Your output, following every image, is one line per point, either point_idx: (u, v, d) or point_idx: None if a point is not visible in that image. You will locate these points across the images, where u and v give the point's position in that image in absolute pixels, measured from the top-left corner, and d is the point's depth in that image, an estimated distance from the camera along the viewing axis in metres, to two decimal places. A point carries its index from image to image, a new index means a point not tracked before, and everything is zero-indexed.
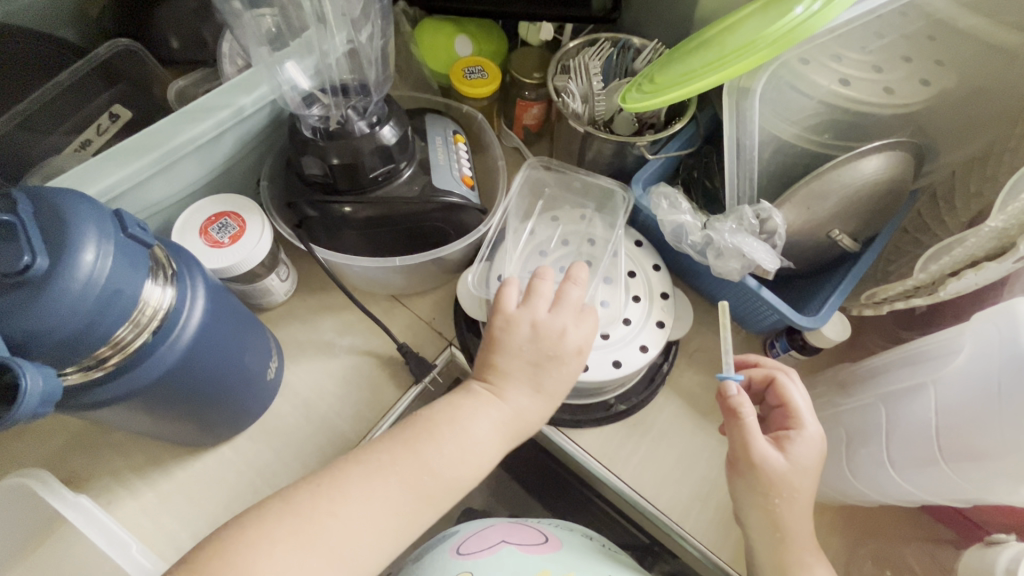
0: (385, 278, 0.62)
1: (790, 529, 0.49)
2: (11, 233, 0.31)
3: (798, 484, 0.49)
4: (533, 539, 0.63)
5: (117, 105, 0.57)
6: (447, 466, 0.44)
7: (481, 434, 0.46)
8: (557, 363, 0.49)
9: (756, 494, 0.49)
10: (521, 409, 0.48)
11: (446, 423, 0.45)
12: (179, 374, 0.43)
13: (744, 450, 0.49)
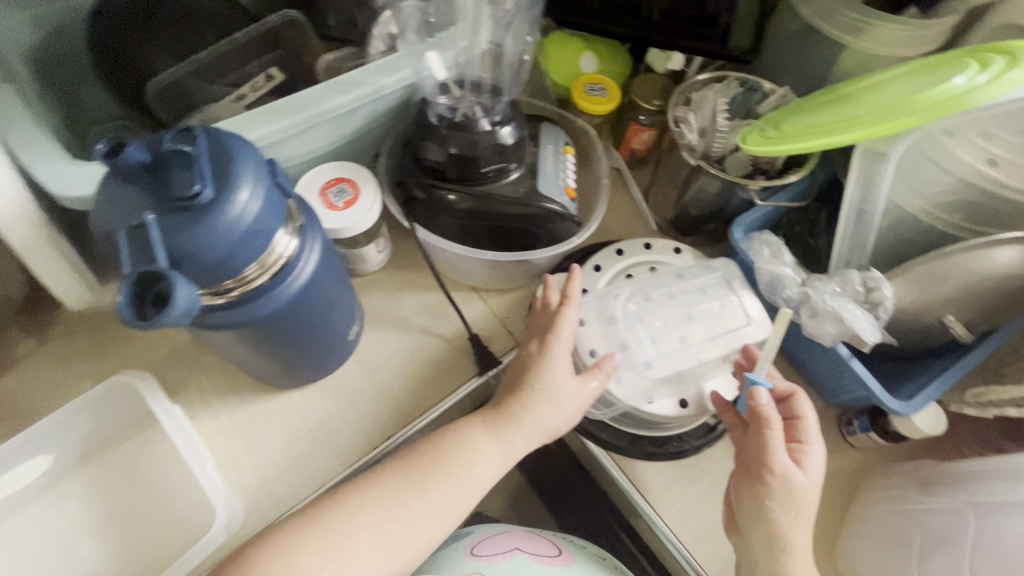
0: (471, 268, 0.65)
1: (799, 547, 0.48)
2: (189, 161, 0.35)
3: (811, 500, 0.49)
4: (543, 550, 0.62)
5: (274, 68, 0.63)
6: (440, 488, 0.50)
7: (463, 454, 0.51)
8: (547, 394, 0.53)
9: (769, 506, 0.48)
10: (521, 445, 0.53)
11: (456, 444, 0.52)
12: (282, 317, 0.46)
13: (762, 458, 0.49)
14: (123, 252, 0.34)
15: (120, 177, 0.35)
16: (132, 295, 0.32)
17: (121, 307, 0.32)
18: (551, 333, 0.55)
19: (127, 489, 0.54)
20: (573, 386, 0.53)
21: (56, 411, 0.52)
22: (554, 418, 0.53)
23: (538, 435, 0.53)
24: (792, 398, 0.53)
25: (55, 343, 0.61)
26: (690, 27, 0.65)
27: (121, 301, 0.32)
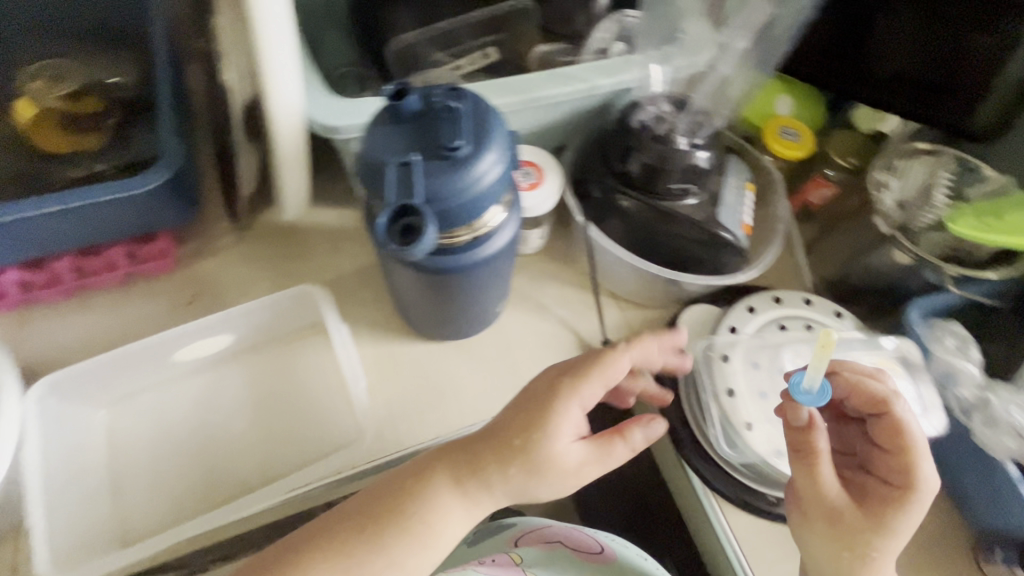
0: (619, 277, 0.66)
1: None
2: (455, 117, 0.39)
3: (893, 542, 0.44)
4: (588, 545, 0.61)
5: (492, 49, 0.68)
6: (407, 559, 0.44)
7: (435, 512, 0.45)
8: (541, 464, 0.44)
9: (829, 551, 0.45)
10: (490, 503, 0.46)
11: (420, 497, 0.45)
12: (467, 275, 0.50)
13: (818, 490, 0.46)
14: (386, 180, 0.38)
15: (397, 118, 0.40)
16: (390, 223, 0.37)
17: (381, 230, 0.37)
18: (575, 375, 0.46)
19: (283, 384, 0.61)
20: (578, 451, 0.45)
21: (251, 299, 0.61)
22: (544, 485, 0.45)
23: (524, 496, 0.46)
24: (885, 408, 0.48)
25: (247, 242, 0.69)
26: (937, 92, 0.60)
27: (382, 219, 0.36)
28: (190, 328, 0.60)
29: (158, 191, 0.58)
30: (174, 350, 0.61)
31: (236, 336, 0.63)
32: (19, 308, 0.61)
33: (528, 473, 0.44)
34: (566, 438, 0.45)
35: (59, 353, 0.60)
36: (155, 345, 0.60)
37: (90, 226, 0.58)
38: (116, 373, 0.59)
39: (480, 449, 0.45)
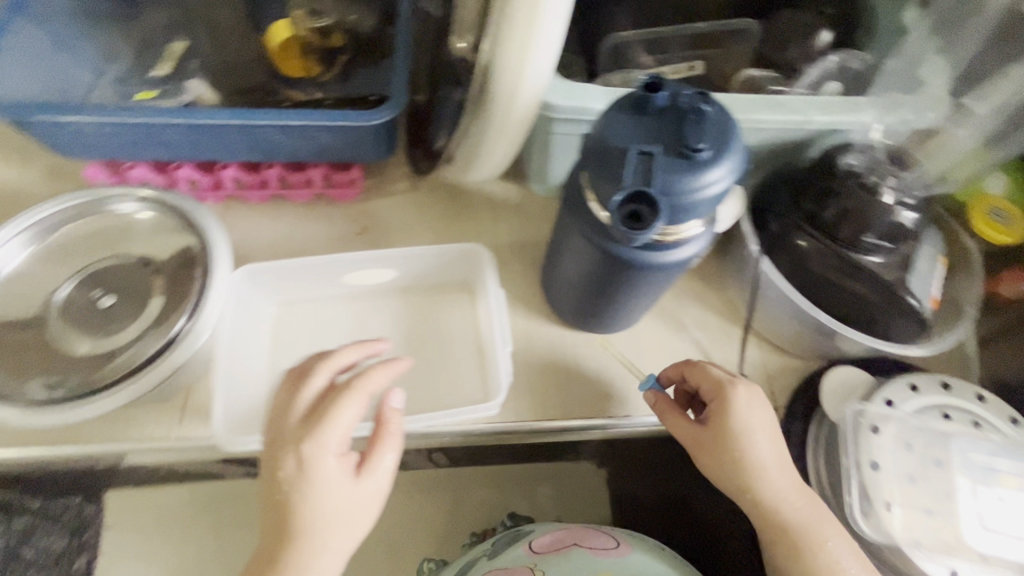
0: (770, 318, 0.63)
1: (793, 531, 0.51)
2: (702, 122, 0.40)
3: (757, 478, 0.51)
4: (602, 543, 0.67)
5: (698, 64, 0.68)
6: None
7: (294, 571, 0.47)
8: (342, 521, 0.48)
9: (755, 509, 0.52)
10: (333, 526, 0.47)
11: (286, 555, 0.47)
12: (645, 275, 0.51)
13: (730, 464, 0.52)
14: (622, 165, 0.40)
15: (644, 110, 0.42)
16: (622, 206, 0.39)
17: (612, 209, 0.39)
18: (321, 417, 0.49)
19: (428, 329, 0.66)
20: (361, 485, 0.49)
21: (423, 246, 0.65)
22: (359, 505, 0.49)
23: (354, 513, 0.48)
24: (693, 368, 0.56)
25: (418, 192, 0.74)
26: None
27: (619, 199, 0.38)
28: (364, 257, 0.65)
29: (375, 129, 0.62)
30: (344, 272, 0.66)
31: (396, 273, 0.67)
32: (225, 199, 0.69)
33: (320, 525, 0.47)
34: (325, 478, 0.47)
35: (248, 248, 0.67)
36: (334, 264, 0.65)
37: (308, 145, 0.64)
38: (292, 277, 0.65)
39: (306, 505, 0.47)
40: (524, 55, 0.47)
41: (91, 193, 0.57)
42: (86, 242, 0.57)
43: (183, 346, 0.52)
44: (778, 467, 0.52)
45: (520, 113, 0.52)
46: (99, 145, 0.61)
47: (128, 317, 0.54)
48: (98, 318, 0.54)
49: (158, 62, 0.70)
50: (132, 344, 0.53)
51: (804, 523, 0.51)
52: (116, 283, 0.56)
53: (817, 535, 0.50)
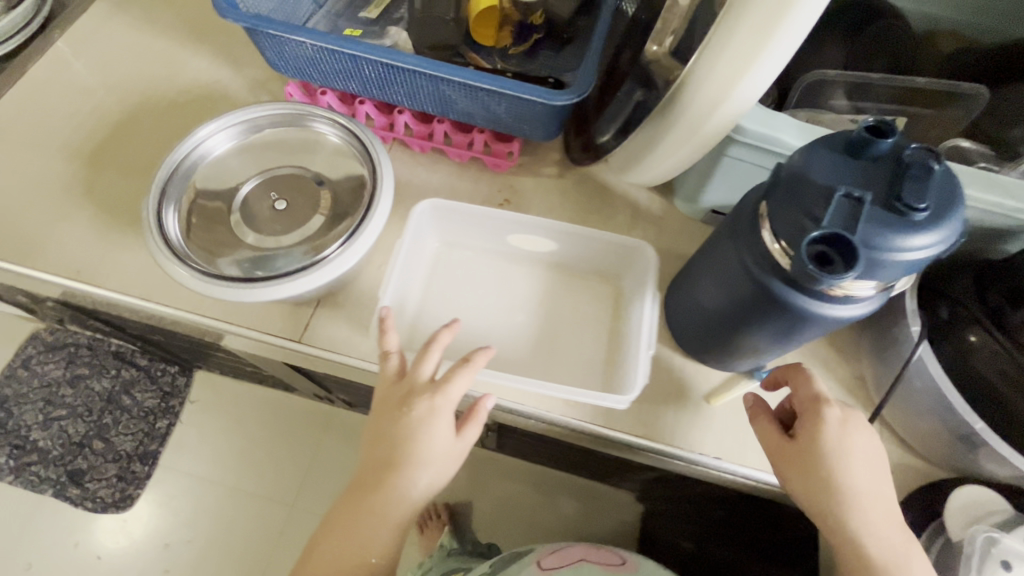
0: (905, 408, 0.58)
1: (843, 535, 0.48)
2: (927, 180, 0.37)
3: (840, 499, 0.48)
4: (611, 560, 0.76)
5: (901, 121, 0.62)
6: (384, 505, 0.50)
7: (385, 484, 0.51)
8: (422, 458, 0.51)
9: (811, 503, 0.50)
10: (425, 462, 0.51)
11: (385, 468, 0.51)
12: (793, 320, 0.48)
13: (807, 465, 0.50)
14: (822, 204, 0.38)
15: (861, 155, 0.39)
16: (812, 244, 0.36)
17: (802, 246, 0.36)
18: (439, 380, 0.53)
19: (557, 312, 0.67)
20: (451, 439, 0.52)
21: (590, 229, 0.66)
22: (441, 458, 0.52)
23: (442, 457, 0.52)
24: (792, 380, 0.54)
25: (564, 180, 0.75)
26: None
27: (813, 235, 0.36)
28: (535, 223, 0.68)
29: (552, 108, 0.62)
30: (510, 231, 0.69)
31: (549, 247, 0.70)
32: (391, 140, 0.74)
33: (416, 462, 0.51)
34: (430, 427, 0.51)
35: (401, 192, 0.72)
36: (506, 221, 0.69)
37: (482, 109, 0.65)
38: (459, 221, 0.70)
39: (408, 433, 0.51)
40: (742, 71, 0.45)
41: (296, 106, 0.63)
42: (277, 150, 0.64)
43: (331, 267, 0.55)
44: (850, 472, 0.48)
45: (711, 126, 0.50)
46: (306, 66, 0.66)
47: (296, 225, 0.60)
48: (273, 219, 0.60)
49: (368, 4, 0.77)
50: (292, 251, 0.58)
51: (854, 529, 0.48)
52: (294, 194, 0.61)
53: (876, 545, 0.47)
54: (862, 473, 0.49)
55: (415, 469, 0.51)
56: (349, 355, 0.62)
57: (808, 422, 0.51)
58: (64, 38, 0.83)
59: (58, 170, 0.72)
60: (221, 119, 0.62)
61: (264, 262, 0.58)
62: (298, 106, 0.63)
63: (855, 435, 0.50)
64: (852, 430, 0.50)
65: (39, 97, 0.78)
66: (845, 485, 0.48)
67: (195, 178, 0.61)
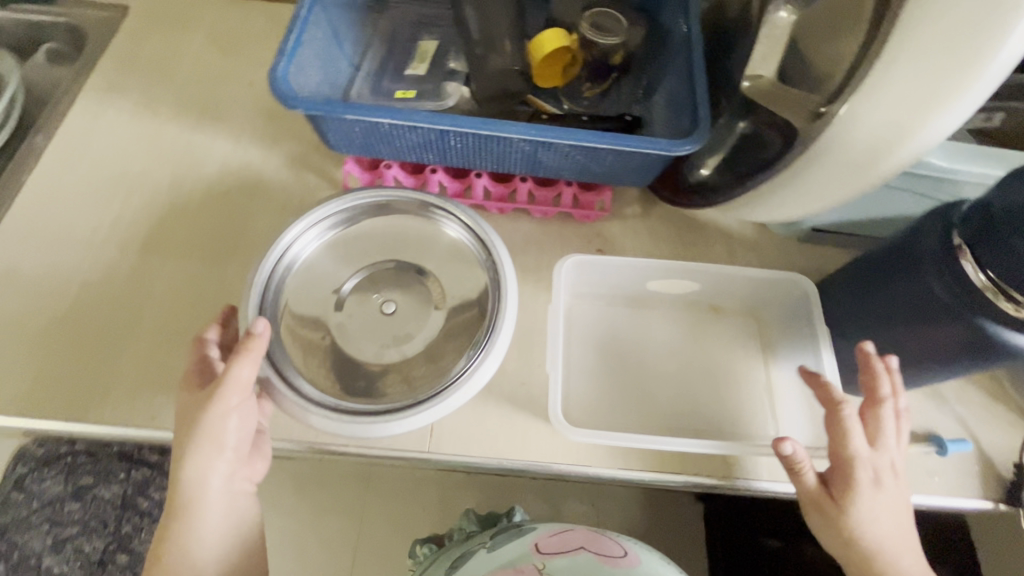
0: None
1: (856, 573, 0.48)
2: None
3: (871, 526, 0.47)
4: (610, 551, 0.61)
5: (998, 116, 0.62)
6: (199, 467, 0.47)
7: (199, 440, 0.47)
8: (206, 446, 0.47)
9: (832, 549, 0.49)
10: (201, 444, 0.47)
11: (186, 431, 0.47)
12: (997, 357, 0.45)
13: (845, 502, 0.47)
14: None
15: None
16: None
17: None
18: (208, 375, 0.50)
19: (708, 357, 0.63)
20: (216, 417, 0.47)
21: (741, 266, 0.62)
22: (218, 425, 0.47)
23: (218, 450, 0.47)
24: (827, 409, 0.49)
25: (651, 217, 0.69)
26: None
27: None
28: (679, 267, 0.64)
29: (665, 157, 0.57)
30: (650, 278, 0.65)
31: (689, 288, 0.65)
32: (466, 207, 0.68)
33: (213, 444, 0.47)
34: (221, 425, 0.47)
35: None
36: (645, 271, 0.64)
37: (580, 163, 0.61)
38: (593, 275, 0.65)
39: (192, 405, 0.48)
40: (933, 109, 0.42)
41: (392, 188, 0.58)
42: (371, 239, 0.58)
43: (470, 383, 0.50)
44: (876, 525, 0.47)
45: (884, 163, 0.46)
46: (377, 141, 0.60)
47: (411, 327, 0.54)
48: (380, 328, 0.54)
49: (413, 61, 0.70)
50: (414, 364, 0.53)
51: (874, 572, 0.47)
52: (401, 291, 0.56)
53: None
54: (888, 520, 0.48)
55: (201, 482, 0.48)
56: (478, 455, 0.55)
57: (841, 476, 0.48)
58: (59, 135, 0.73)
59: (91, 289, 0.64)
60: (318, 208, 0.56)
61: (391, 381, 0.52)
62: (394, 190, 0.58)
63: (887, 489, 0.48)
64: (889, 478, 0.48)
65: (46, 207, 0.68)
66: (872, 540, 0.47)
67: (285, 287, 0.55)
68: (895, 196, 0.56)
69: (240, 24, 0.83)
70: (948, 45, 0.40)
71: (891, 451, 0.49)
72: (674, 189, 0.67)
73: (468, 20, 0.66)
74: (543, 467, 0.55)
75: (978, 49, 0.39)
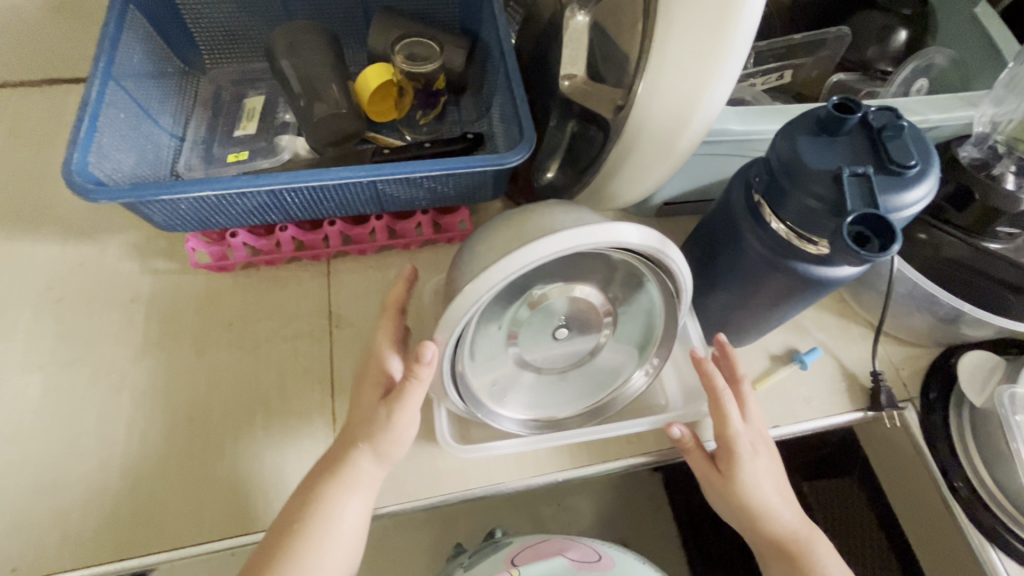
0: (901, 314, 0.65)
1: (766, 543, 0.53)
2: (903, 136, 0.42)
3: (754, 492, 0.53)
4: (584, 556, 0.63)
5: (787, 72, 0.70)
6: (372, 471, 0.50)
7: (379, 443, 0.49)
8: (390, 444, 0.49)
9: (734, 521, 0.54)
10: (375, 464, 0.50)
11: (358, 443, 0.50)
12: (816, 291, 0.50)
13: (728, 476, 0.53)
14: (837, 187, 0.41)
15: (836, 134, 0.43)
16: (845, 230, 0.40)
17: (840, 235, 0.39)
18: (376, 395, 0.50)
19: None
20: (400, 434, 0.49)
21: None
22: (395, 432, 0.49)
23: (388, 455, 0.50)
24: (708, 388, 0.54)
25: None
26: None
27: (848, 218, 0.39)
28: None
29: (501, 171, 0.59)
30: None
31: None
32: (330, 255, 0.67)
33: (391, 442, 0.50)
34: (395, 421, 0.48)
35: (363, 306, 0.66)
36: None
37: (422, 191, 0.61)
38: None
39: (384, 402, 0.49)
40: (705, 85, 0.47)
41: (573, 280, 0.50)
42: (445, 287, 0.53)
43: (600, 418, 0.58)
44: (762, 493, 0.53)
45: (684, 139, 0.50)
46: (211, 214, 0.57)
47: (525, 343, 0.53)
48: (555, 346, 0.54)
49: (240, 120, 0.68)
50: (590, 335, 0.55)
51: (781, 538, 0.53)
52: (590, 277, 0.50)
53: (799, 542, 0.53)
54: (769, 484, 0.53)
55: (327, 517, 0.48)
56: (390, 504, 0.54)
57: (724, 456, 0.53)
58: None
59: None
60: (511, 277, 0.43)
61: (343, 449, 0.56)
62: (591, 236, 0.44)
63: (759, 453, 0.54)
64: (755, 438, 0.55)
65: None
66: (756, 502, 0.53)
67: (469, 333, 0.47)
68: (714, 162, 0.61)
69: (48, 111, 0.76)
70: (698, 28, 0.44)
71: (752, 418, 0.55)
72: (525, 193, 0.69)
73: (288, 74, 0.65)
74: (457, 496, 0.55)
75: (724, 29, 0.44)
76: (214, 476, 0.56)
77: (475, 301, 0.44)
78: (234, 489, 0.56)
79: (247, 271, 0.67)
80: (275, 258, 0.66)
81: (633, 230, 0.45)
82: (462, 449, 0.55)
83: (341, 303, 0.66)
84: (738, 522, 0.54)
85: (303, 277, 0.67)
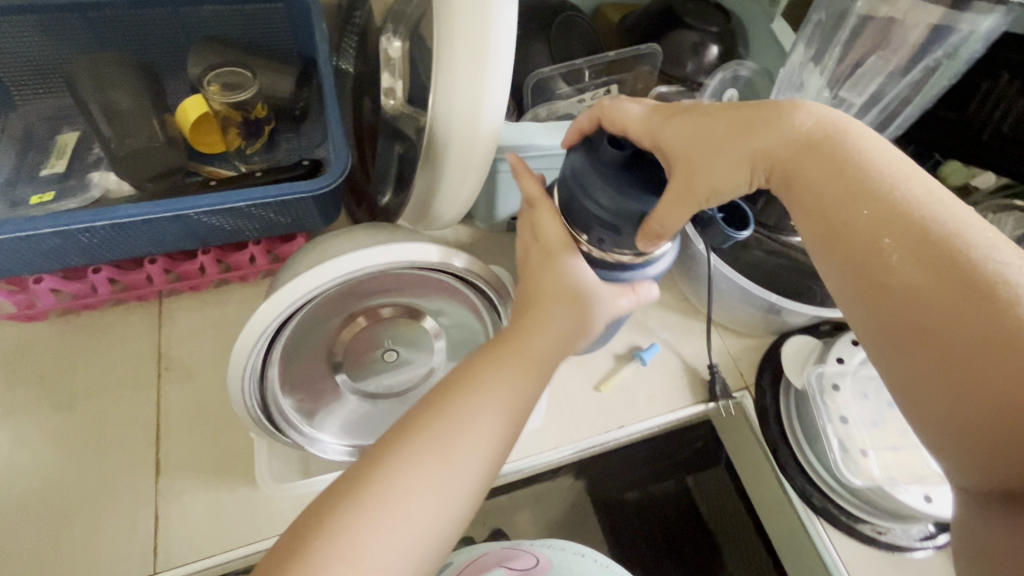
0: (732, 307, 0.69)
1: (939, 356, 0.32)
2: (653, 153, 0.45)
3: (889, 185, 0.36)
4: (522, 562, 0.58)
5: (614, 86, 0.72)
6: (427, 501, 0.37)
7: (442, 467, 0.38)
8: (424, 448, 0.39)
9: (865, 276, 0.35)
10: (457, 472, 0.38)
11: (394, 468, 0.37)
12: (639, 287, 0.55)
13: (818, 173, 0.39)
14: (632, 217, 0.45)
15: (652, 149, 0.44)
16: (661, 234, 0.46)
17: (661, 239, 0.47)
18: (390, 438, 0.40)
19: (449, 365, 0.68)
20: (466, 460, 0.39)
21: None
22: (452, 455, 0.39)
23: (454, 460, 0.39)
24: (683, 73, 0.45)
25: None
26: None
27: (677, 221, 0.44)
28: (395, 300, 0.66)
29: (321, 197, 0.59)
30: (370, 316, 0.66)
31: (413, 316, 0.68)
32: (161, 295, 0.65)
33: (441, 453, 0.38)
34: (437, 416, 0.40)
35: (192, 345, 0.63)
36: None
37: (252, 221, 0.59)
38: None
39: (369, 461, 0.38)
40: (477, 103, 0.48)
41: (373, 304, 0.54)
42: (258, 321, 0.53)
43: None
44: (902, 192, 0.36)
45: (478, 154, 0.52)
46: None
47: (354, 371, 0.56)
48: (384, 372, 0.57)
49: (49, 158, 0.64)
50: (420, 357, 0.57)
51: (1002, 315, 0.30)
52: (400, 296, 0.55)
53: (979, 293, 0.31)
54: (944, 252, 0.33)
55: (395, 493, 0.36)
56: (221, 550, 0.53)
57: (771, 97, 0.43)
58: None
59: None
60: (295, 306, 0.44)
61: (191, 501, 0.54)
62: (357, 255, 0.45)
63: (914, 184, 0.36)
64: (907, 204, 0.35)
65: None
66: (884, 200, 0.36)
67: (272, 368, 0.48)
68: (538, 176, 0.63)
69: None
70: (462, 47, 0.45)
71: (904, 170, 0.37)
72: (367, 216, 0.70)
73: (92, 109, 0.62)
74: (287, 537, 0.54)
75: (481, 47, 0.45)
76: (14, 546, 0.51)
77: (261, 333, 0.44)
78: (37, 558, 0.51)
79: (64, 318, 0.62)
80: (93, 303, 0.62)
81: (411, 246, 0.47)
82: (282, 484, 0.55)
83: (172, 343, 0.63)
84: (888, 334, 0.35)
85: (129, 320, 0.63)
